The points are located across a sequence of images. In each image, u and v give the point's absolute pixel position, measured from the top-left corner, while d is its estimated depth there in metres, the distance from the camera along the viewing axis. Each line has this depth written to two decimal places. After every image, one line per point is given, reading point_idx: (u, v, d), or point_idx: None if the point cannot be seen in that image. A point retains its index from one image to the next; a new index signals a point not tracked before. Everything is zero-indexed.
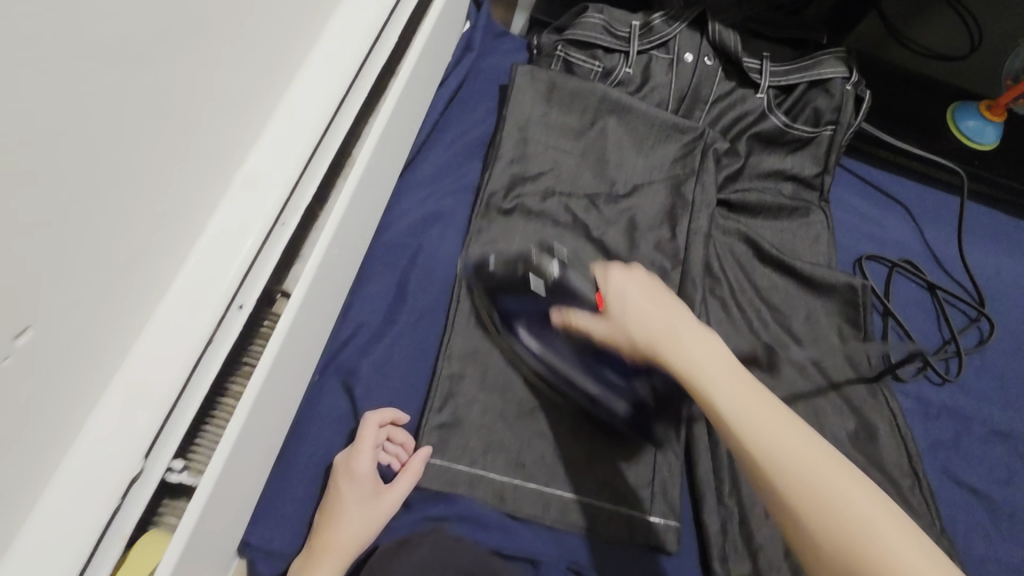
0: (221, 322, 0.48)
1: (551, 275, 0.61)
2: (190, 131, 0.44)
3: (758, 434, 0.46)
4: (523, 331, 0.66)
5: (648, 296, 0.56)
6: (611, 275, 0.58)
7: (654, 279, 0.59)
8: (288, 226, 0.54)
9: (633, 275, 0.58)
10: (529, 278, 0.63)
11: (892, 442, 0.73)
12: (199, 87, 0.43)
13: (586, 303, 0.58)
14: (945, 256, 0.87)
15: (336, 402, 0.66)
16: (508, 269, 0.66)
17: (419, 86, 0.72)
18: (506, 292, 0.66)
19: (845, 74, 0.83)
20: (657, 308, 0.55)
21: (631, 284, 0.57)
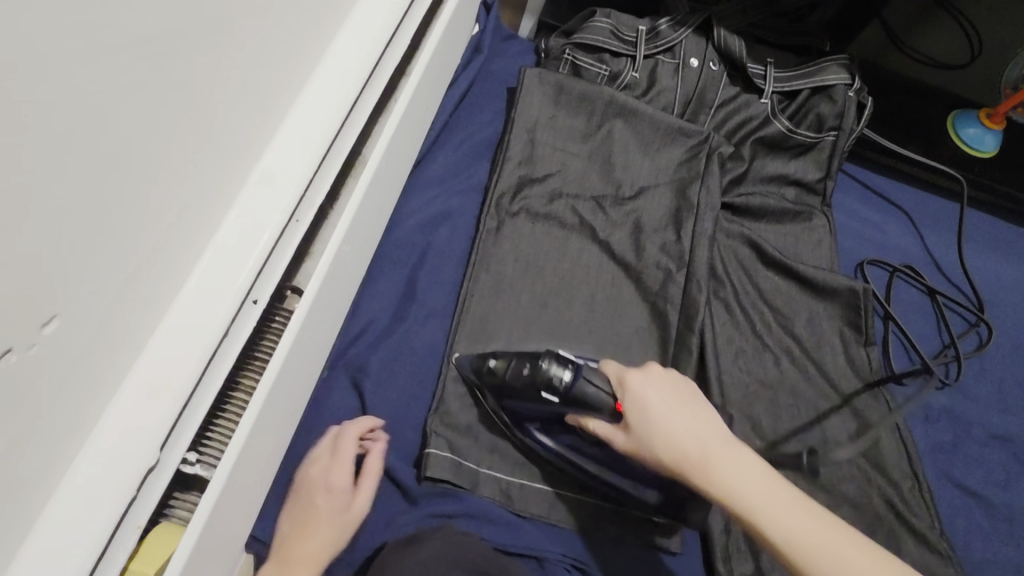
0: (236, 316, 0.49)
1: (562, 387, 0.58)
2: (211, 129, 0.45)
3: (806, 554, 0.46)
4: (538, 432, 0.64)
5: (669, 403, 0.55)
6: (627, 380, 0.57)
7: (674, 378, 0.58)
8: (302, 223, 0.55)
9: (651, 378, 0.57)
10: (541, 391, 0.60)
11: (892, 444, 0.74)
12: (221, 86, 0.44)
13: (606, 412, 0.57)
14: (945, 261, 0.88)
15: (345, 397, 0.67)
16: (516, 371, 0.62)
17: (430, 87, 0.73)
18: (515, 397, 0.63)
19: (848, 81, 0.84)
20: (678, 413, 0.54)
21: (650, 390, 0.56)
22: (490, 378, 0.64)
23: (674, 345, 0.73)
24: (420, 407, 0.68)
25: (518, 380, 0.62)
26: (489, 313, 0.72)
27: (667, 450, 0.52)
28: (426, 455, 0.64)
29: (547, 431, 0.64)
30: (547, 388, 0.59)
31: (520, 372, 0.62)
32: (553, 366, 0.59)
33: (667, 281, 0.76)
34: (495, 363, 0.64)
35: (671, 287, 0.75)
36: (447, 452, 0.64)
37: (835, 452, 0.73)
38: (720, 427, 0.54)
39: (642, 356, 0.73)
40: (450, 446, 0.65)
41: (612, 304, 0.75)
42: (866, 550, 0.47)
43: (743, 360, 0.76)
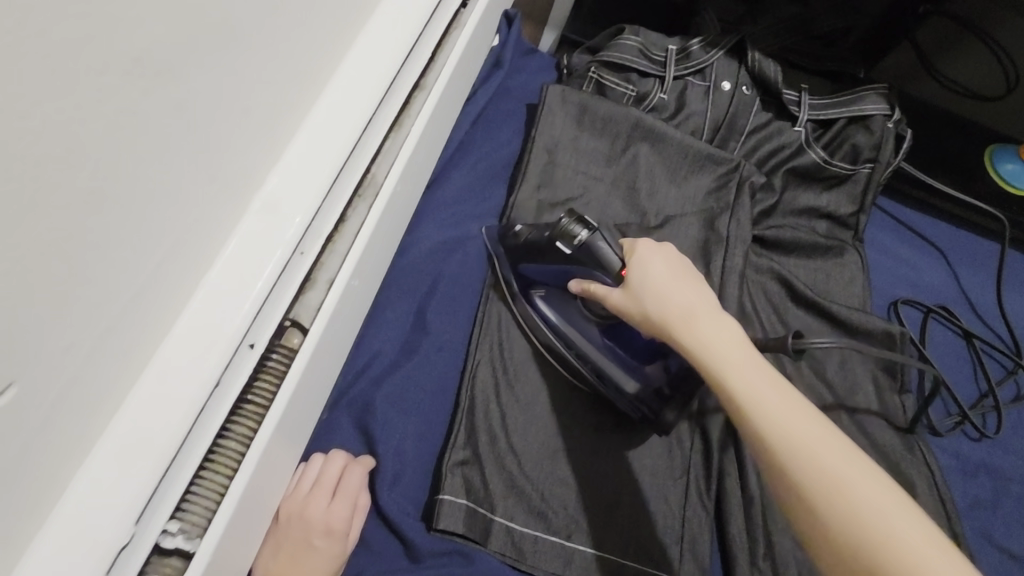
0: (230, 362, 0.44)
1: (576, 241, 0.59)
2: (209, 154, 0.40)
3: (756, 401, 0.46)
4: (541, 302, 0.67)
5: (671, 272, 0.55)
6: (637, 246, 0.57)
7: (684, 258, 0.57)
8: (307, 256, 0.50)
9: (662, 250, 0.57)
10: (556, 243, 0.61)
11: (932, 501, 0.69)
12: (222, 107, 0.40)
13: (610, 275, 0.57)
14: (982, 303, 0.84)
15: (346, 440, 0.62)
16: (536, 233, 0.65)
17: (449, 103, 0.68)
18: (529, 254, 0.66)
19: (887, 112, 0.80)
20: (679, 281, 0.54)
21: (657, 258, 0.56)
22: (512, 239, 0.68)
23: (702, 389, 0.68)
24: (427, 452, 0.62)
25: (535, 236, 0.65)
26: (503, 349, 0.67)
27: (656, 309, 0.53)
28: (438, 502, 0.58)
29: (549, 303, 0.67)
30: (563, 239, 0.60)
31: (540, 232, 0.64)
32: (570, 221, 0.60)
33: None
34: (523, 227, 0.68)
35: None
36: (461, 498, 0.58)
37: None
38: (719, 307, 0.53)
39: None
40: (463, 492, 0.59)
41: None
42: (843, 449, 0.44)
43: None
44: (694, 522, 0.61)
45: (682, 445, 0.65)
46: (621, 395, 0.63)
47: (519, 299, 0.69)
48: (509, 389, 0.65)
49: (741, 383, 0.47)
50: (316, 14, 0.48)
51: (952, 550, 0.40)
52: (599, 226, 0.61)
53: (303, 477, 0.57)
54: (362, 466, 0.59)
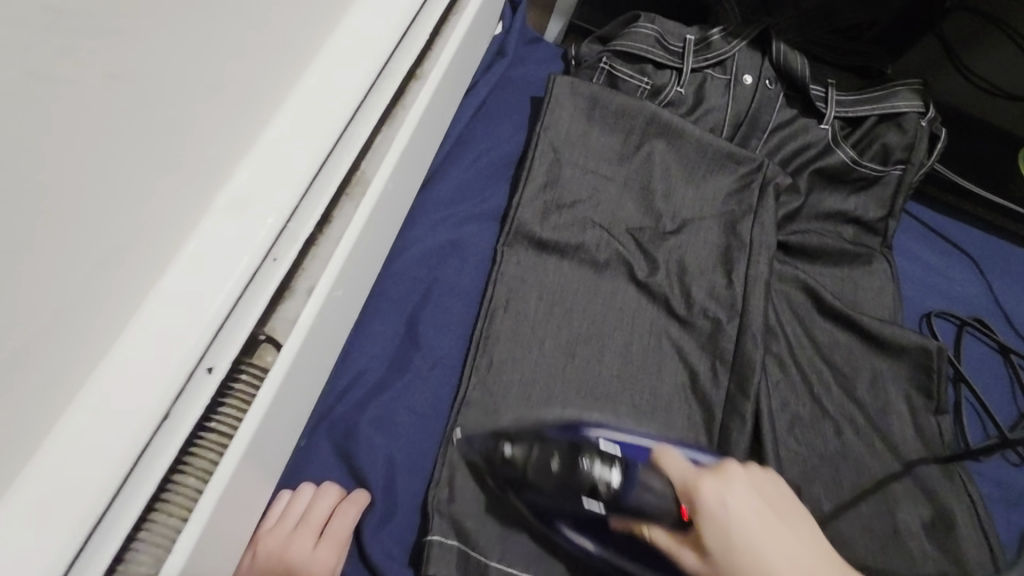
0: (180, 393, 0.36)
1: (606, 493, 0.47)
2: (165, 135, 0.33)
3: None
4: (568, 531, 0.51)
5: (753, 524, 0.42)
6: (696, 491, 0.43)
7: (756, 477, 0.45)
8: (282, 263, 0.41)
9: (732, 482, 0.44)
10: (583, 499, 0.48)
11: (974, 535, 0.62)
12: (181, 78, 0.33)
13: (668, 520, 0.46)
14: (1019, 317, 0.78)
15: (327, 469, 0.55)
16: (536, 466, 0.49)
17: (450, 89, 0.61)
18: (535, 492, 0.50)
19: (921, 110, 0.74)
20: (773, 543, 0.42)
21: (735, 501, 0.43)
22: (502, 466, 0.51)
23: (724, 409, 0.62)
24: (419, 481, 0.55)
25: (543, 481, 0.49)
26: (506, 366, 0.60)
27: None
28: (426, 544, 0.51)
29: (580, 528, 0.51)
30: (590, 493, 0.48)
31: (543, 467, 0.49)
32: (593, 465, 0.48)
33: (715, 333, 0.65)
34: (511, 450, 0.51)
35: (722, 342, 0.64)
36: (452, 539, 0.52)
37: (907, 541, 0.61)
38: (824, 556, 0.43)
39: (686, 423, 0.62)
40: (455, 531, 0.52)
41: (650, 357, 0.64)
42: None
43: (799, 429, 0.65)
44: None
45: None
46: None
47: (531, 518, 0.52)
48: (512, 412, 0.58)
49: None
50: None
51: None
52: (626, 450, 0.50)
53: (290, 508, 0.52)
54: (351, 503, 0.52)
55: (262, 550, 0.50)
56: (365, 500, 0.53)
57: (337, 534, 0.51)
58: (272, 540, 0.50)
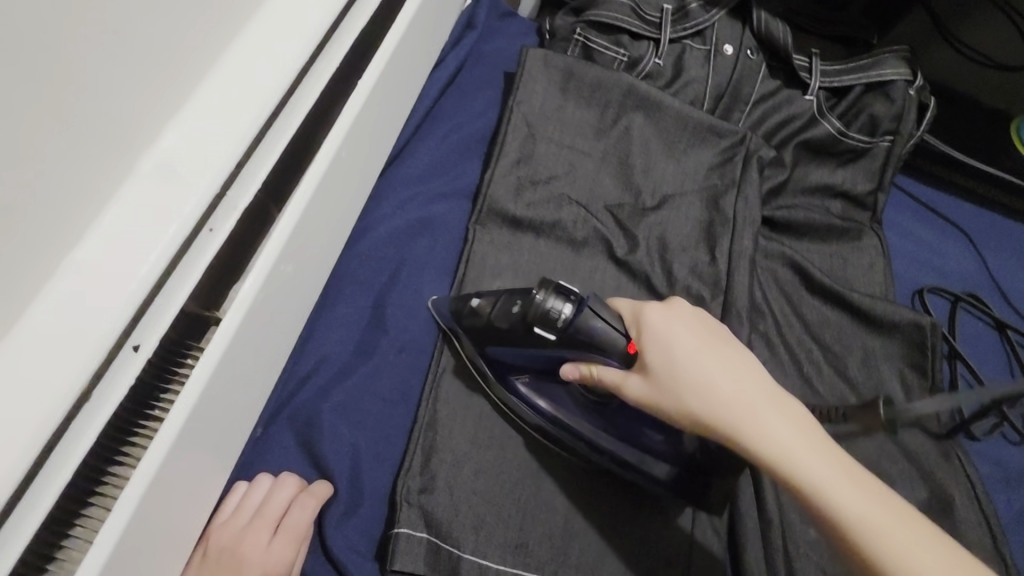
0: (102, 370, 0.33)
1: (561, 323, 0.48)
2: (55, 79, 0.30)
3: (849, 513, 0.37)
4: (523, 387, 0.53)
5: (692, 340, 0.45)
6: (642, 317, 0.48)
7: (707, 319, 0.48)
8: (218, 234, 0.38)
9: (678, 316, 0.47)
10: (534, 332, 0.49)
11: (975, 517, 0.60)
12: (68, 16, 0.29)
13: (616, 354, 0.47)
14: (1014, 291, 0.75)
15: (287, 460, 0.52)
16: (498, 307, 0.52)
17: (415, 59, 0.58)
18: (496, 340, 0.52)
19: (908, 77, 0.72)
20: (712, 358, 0.45)
21: (677, 328, 0.46)
22: (470, 318, 0.54)
23: None
24: (387, 471, 0.52)
25: (503, 321, 0.51)
26: None
27: (699, 406, 0.43)
28: (393, 537, 0.48)
29: (538, 389, 0.53)
30: (542, 324, 0.48)
31: (505, 311, 0.51)
32: (551, 298, 0.48)
33: (698, 311, 0.62)
34: (479, 302, 0.54)
35: None
36: (420, 531, 0.49)
37: None
38: (765, 379, 0.44)
39: None
40: (423, 522, 0.49)
41: None
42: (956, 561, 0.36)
43: None
44: (705, 558, 0.51)
45: None
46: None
47: (490, 381, 0.55)
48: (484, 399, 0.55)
49: (844, 499, 0.38)
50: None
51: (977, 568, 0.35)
52: (581, 292, 0.50)
53: (245, 501, 0.48)
54: (311, 495, 0.49)
55: (213, 546, 0.46)
56: (326, 494, 0.49)
57: (294, 526, 0.47)
58: (224, 536, 0.47)
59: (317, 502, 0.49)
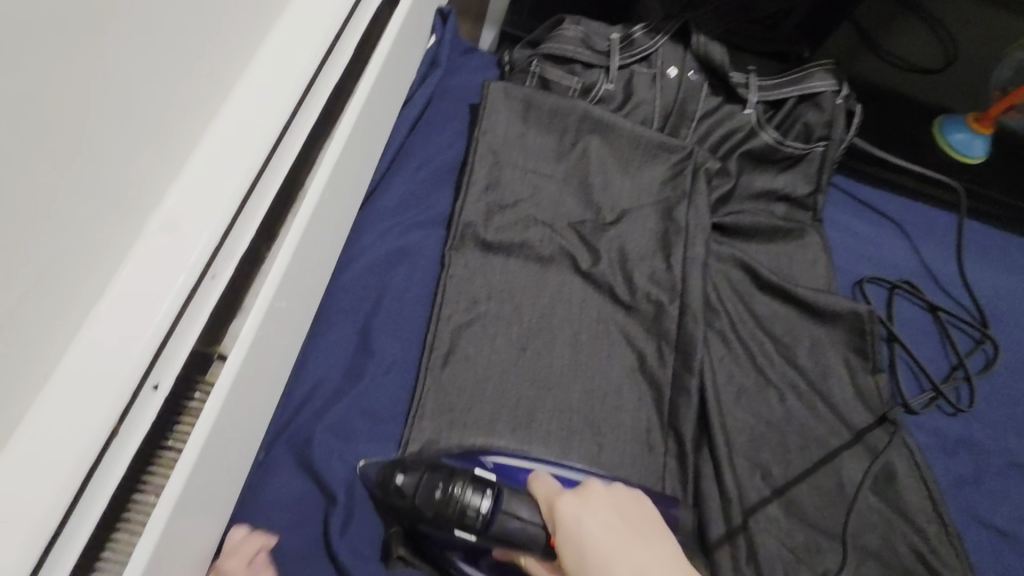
0: (127, 409, 0.37)
1: (478, 522, 0.48)
2: (81, 162, 0.33)
3: None
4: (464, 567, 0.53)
5: (621, 546, 0.42)
6: (557, 508, 0.44)
7: (627, 502, 0.45)
8: (220, 280, 0.43)
9: (594, 507, 0.44)
10: (456, 528, 0.49)
11: (913, 483, 0.67)
12: (89, 104, 0.33)
13: (539, 549, 0.46)
14: (944, 276, 0.83)
15: (289, 479, 0.56)
16: (422, 496, 0.50)
17: (383, 99, 0.63)
18: (423, 520, 0.51)
19: (836, 88, 0.79)
20: (642, 554, 0.41)
21: (592, 523, 0.43)
22: (398, 500, 0.51)
23: (672, 388, 0.65)
24: None
25: (428, 510, 0.50)
26: (459, 366, 0.63)
27: None
28: (393, 536, 0.54)
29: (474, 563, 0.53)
30: (461, 524, 0.48)
31: (429, 496, 0.50)
32: (465, 492, 0.48)
33: (659, 317, 0.68)
34: (404, 480, 0.51)
35: (665, 323, 0.67)
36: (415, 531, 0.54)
37: (852, 496, 0.65)
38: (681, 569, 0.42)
39: (637, 402, 0.65)
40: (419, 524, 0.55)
41: (598, 343, 0.67)
42: None
43: (745, 399, 0.69)
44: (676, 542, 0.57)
45: (656, 450, 0.63)
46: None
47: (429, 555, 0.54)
48: (467, 409, 0.61)
49: None
50: (225, 8, 0.43)
51: None
52: (492, 480, 0.49)
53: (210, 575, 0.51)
54: (243, 556, 0.50)
55: None
56: (269, 540, 0.53)
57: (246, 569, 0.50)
58: None
59: (255, 542, 0.52)
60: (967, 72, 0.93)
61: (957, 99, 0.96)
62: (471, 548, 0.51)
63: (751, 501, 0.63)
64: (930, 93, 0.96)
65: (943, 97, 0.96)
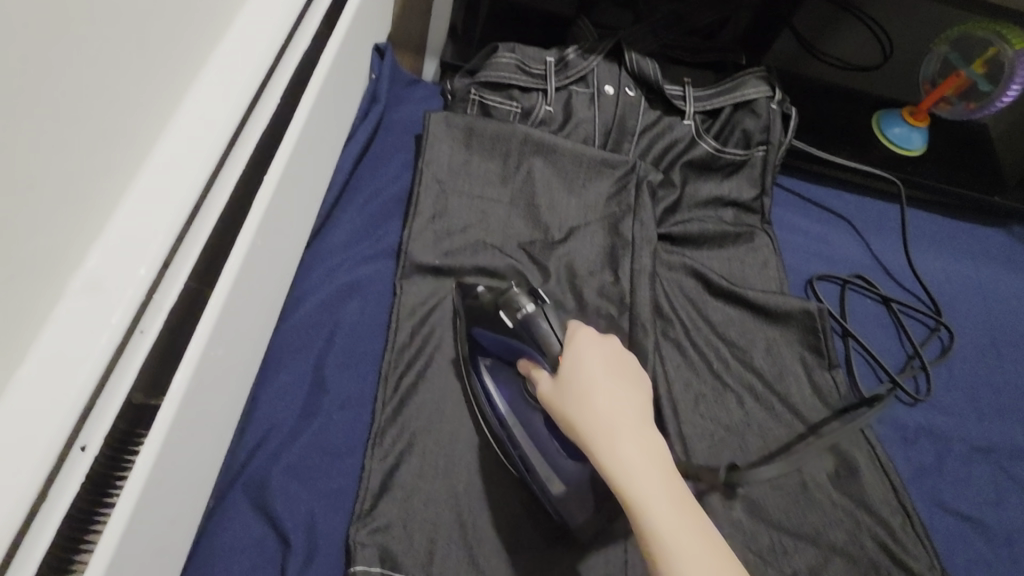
0: (54, 472, 0.38)
1: (521, 315, 0.57)
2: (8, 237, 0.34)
3: (646, 502, 0.44)
4: (488, 373, 0.61)
5: (608, 376, 0.51)
6: (575, 337, 0.54)
7: (628, 354, 0.54)
8: (148, 334, 0.44)
9: (604, 343, 0.54)
10: (501, 311, 0.59)
11: (874, 475, 0.67)
12: (16, 183, 0.34)
13: (548, 362, 0.54)
14: (894, 266, 0.85)
15: (244, 526, 0.56)
16: (489, 297, 0.61)
17: (318, 140, 0.65)
18: (482, 320, 0.61)
19: (769, 93, 0.82)
20: (626, 385, 0.51)
21: (596, 351, 0.53)
22: (472, 302, 0.64)
23: None
24: (341, 519, 0.58)
25: (487, 301, 0.61)
26: (418, 395, 0.63)
27: (583, 411, 0.48)
28: None
29: (496, 374, 0.61)
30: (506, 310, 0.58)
31: (493, 296, 0.61)
32: (522, 295, 0.58)
33: (611, 329, 0.69)
34: (481, 291, 0.63)
35: (618, 336, 0.68)
36: (375, 567, 0.54)
37: (814, 492, 0.65)
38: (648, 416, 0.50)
39: None
40: (379, 559, 0.54)
41: None
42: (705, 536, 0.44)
43: (704, 405, 0.69)
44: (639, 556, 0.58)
45: None
46: (547, 496, 0.56)
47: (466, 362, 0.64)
48: (427, 437, 0.61)
49: (651, 494, 0.44)
50: (144, 68, 0.44)
51: (726, 554, 0.44)
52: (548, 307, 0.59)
53: None
54: None
55: None
56: None
57: None
58: None
59: None
60: (906, 62, 0.96)
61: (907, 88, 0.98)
62: (504, 359, 0.61)
63: (713, 506, 0.63)
64: (879, 85, 0.98)
65: (892, 87, 0.98)
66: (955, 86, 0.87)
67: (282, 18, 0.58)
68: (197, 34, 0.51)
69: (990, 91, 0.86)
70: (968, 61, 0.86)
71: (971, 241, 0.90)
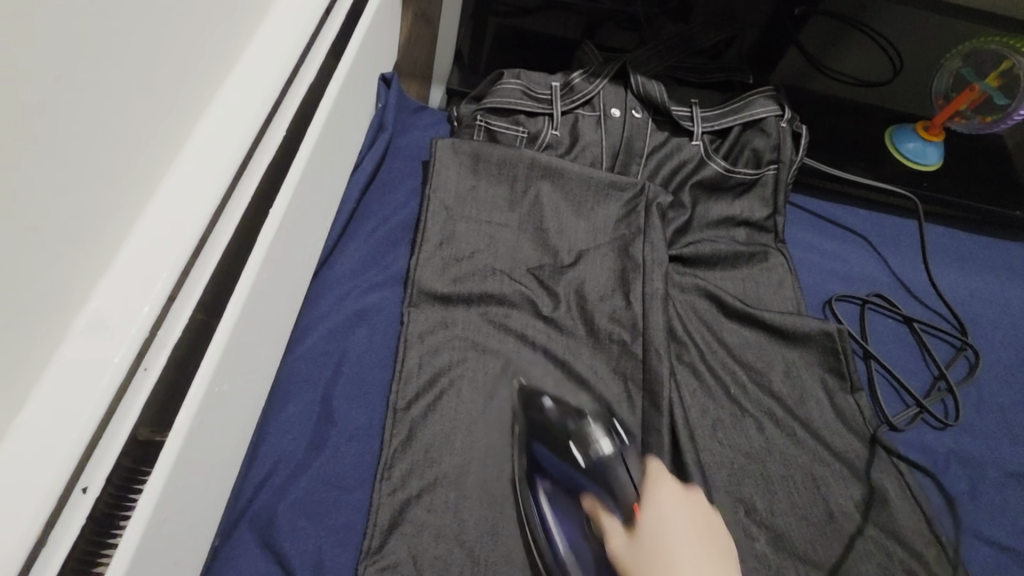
0: (54, 515, 0.37)
1: (593, 452, 0.58)
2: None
3: None
4: (547, 501, 0.57)
5: (690, 536, 0.45)
6: (656, 491, 0.49)
7: (713, 517, 0.49)
8: (153, 371, 0.43)
9: (686, 498, 0.49)
10: (570, 442, 0.59)
11: (905, 504, 0.64)
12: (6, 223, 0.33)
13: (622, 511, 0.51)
14: (915, 284, 0.83)
15: (249, 563, 0.55)
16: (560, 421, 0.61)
17: (325, 168, 0.65)
18: (548, 442, 0.59)
19: (778, 112, 0.81)
20: (708, 550, 0.44)
21: (678, 507, 0.48)
22: (536, 416, 0.61)
23: (643, 427, 0.64)
24: (350, 555, 0.56)
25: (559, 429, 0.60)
26: (426, 425, 0.62)
27: None
28: None
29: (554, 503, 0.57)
30: (577, 443, 0.59)
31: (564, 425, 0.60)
32: (596, 431, 0.60)
33: (623, 354, 0.67)
34: (548, 404, 0.62)
35: (629, 362, 0.67)
36: None
37: (844, 526, 0.62)
38: None
39: None
40: None
41: (566, 388, 0.66)
42: None
43: (722, 431, 0.66)
44: None
45: None
46: None
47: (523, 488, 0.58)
48: (436, 469, 0.59)
49: None
50: (148, 107, 0.44)
51: None
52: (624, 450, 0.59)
53: None
54: None
55: None
56: None
57: None
58: None
59: None
60: (919, 74, 0.95)
61: (922, 100, 0.97)
62: (566, 491, 0.57)
63: (735, 538, 0.61)
64: (893, 97, 0.97)
65: (907, 99, 0.97)
66: (969, 100, 0.86)
67: (288, 53, 0.59)
68: (205, 70, 0.51)
69: (1005, 106, 0.85)
70: (981, 75, 0.84)
71: (994, 256, 0.88)
